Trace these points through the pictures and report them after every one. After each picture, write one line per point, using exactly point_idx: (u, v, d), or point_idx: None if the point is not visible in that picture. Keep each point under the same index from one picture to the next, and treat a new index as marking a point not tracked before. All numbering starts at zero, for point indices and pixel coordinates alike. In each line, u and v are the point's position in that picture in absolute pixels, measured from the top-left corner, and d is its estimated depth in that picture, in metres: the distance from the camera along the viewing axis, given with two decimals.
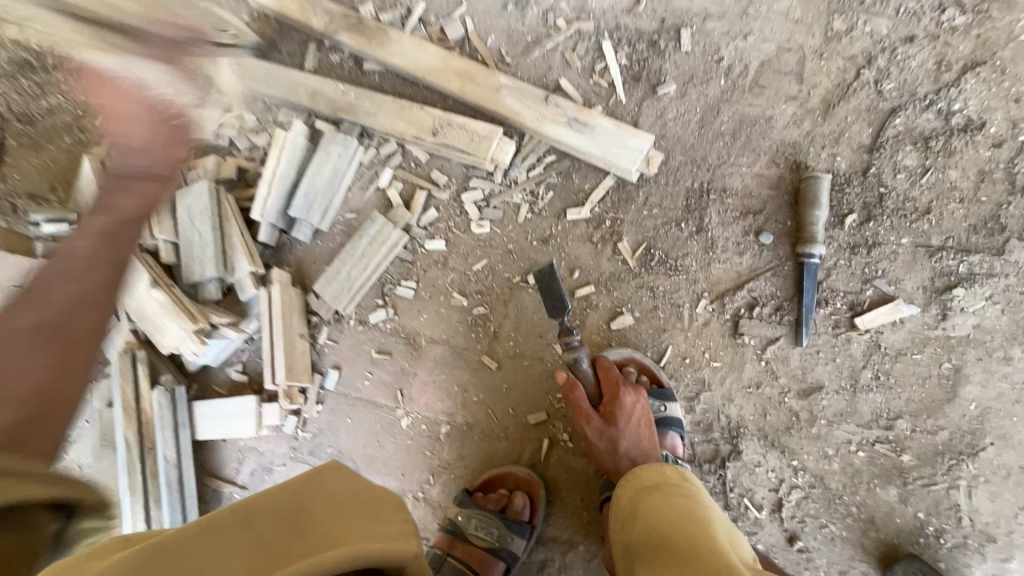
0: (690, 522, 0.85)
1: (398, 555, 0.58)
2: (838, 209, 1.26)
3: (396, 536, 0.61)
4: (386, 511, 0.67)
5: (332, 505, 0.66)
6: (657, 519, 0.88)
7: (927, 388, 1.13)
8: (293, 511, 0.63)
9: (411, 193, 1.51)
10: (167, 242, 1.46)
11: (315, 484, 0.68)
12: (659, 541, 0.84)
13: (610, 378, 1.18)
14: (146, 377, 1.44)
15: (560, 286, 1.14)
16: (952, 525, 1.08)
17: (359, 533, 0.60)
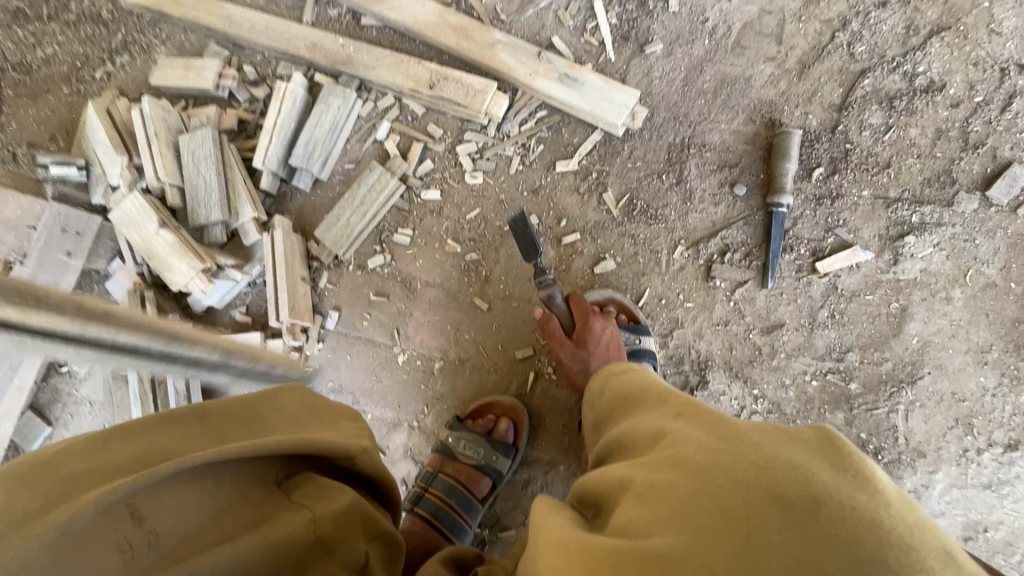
0: (647, 383, 0.85)
1: (355, 448, 0.73)
2: (807, 163, 1.35)
3: (353, 435, 0.76)
4: (342, 417, 0.80)
5: (299, 406, 0.77)
6: (617, 390, 0.89)
7: (877, 325, 1.25)
8: (263, 406, 0.73)
9: (407, 145, 1.57)
10: (173, 186, 1.52)
11: (280, 394, 0.78)
12: (621, 405, 0.85)
13: (581, 310, 1.28)
14: (156, 315, 1.53)
15: (533, 229, 1.19)
16: (889, 443, 1.20)
17: (322, 430, 0.73)
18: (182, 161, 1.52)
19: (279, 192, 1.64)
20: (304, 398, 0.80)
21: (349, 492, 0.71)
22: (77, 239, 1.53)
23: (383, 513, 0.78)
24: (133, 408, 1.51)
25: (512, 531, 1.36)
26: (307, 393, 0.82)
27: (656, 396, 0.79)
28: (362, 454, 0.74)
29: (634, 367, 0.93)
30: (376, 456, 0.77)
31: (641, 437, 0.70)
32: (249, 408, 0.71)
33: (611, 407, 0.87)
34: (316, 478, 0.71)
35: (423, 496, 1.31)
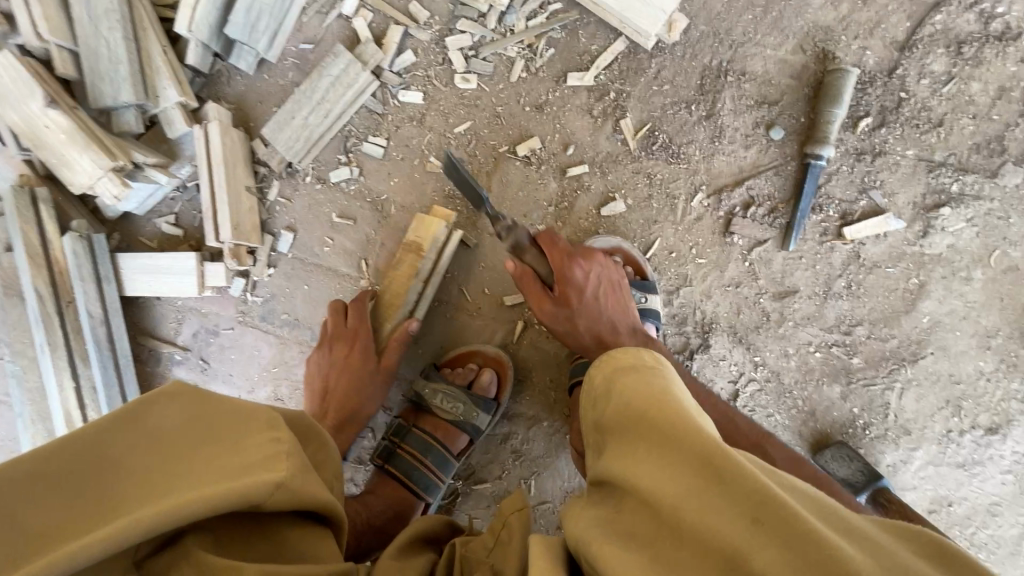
0: (677, 405, 0.56)
1: (246, 498, 0.52)
2: (854, 110, 1.18)
3: (249, 469, 0.54)
4: (248, 431, 0.59)
5: (173, 439, 0.56)
6: (632, 400, 0.59)
7: (891, 300, 1.19)
8: (117, 450, 0.53)
9: (384, 29, 1.26)
10: (62, 50, 1.14)
11: (155, 412, 0.57)
12: (634, 429, 0.56)
13: (558, 254, 1.08)
14: (55, 220, 1.22)
15: (463, 170, 1.01)
16: (878, 419, 1.20)
17: (197, 480, 0.52)
18: (74, 16, 1.13)
19: (211, 71, 1.29)
20: (186, 417, 0.58)
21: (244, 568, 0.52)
22: None
23: (318, 548, 0.61)
24: (34, 332, 1.24)
25: (487, 485, 1.29)
26: (193, 402, 0.60)
27: (695, 440, 0.50)
28: (263, 498, 0.54)
29: (653, 371, 0.65)
30: (288, 489, 0.56)
31: (690, 532, 0.46)
32: (86, 468, 0.51)
33: (621, 423, 0.59)
34: (195, 554, 0.52)
35: (395, 453, 1.19)
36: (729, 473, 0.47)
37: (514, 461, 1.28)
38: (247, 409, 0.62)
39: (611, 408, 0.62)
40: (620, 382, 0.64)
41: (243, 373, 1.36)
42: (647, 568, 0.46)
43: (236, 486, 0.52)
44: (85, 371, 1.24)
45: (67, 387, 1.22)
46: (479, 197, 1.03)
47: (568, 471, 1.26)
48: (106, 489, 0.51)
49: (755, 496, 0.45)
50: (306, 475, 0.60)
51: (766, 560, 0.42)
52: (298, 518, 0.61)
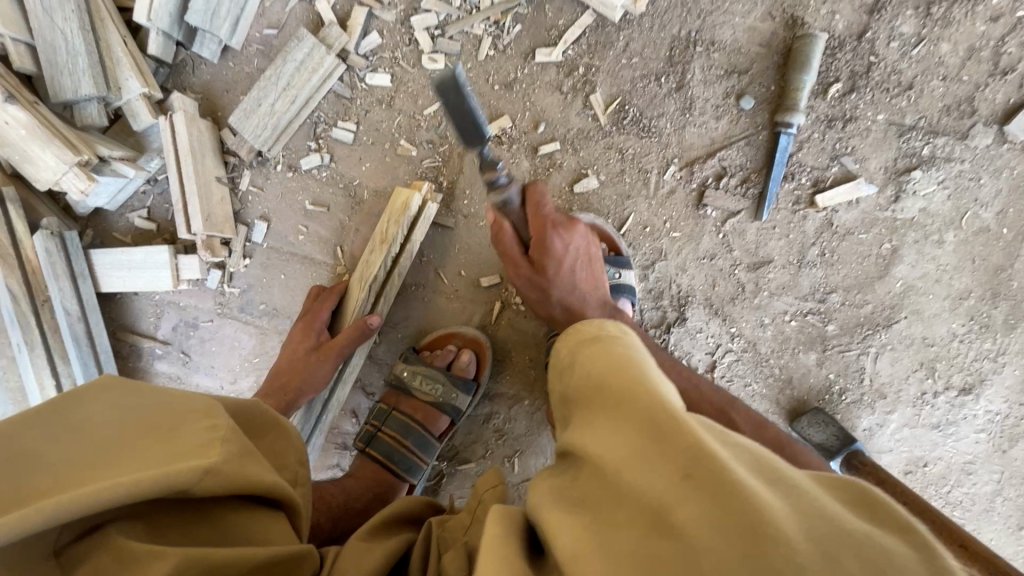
0: (633, 374, 0.55)
1: (173, 482, 0.53)
2: (824, 76, 1.17)
3: (181, 454, 0.55)
4: (187, 417, 0.60)
5: (104, 427, 0.57)
6: (593, 372, 0.59)
7: (865, 265, 1.19)
8: (41, 442, 0.54)
9: (348, 10, 1.24)
10: (17, 44, 1.12)
11: (89, 404, 0.59)
12: (593, 401, 0.56)
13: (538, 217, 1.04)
14: (24, 219, 1.21)
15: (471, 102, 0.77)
16: (854, 384, 1.22)
17: (123, 465, 0.53)
18: (27, 9, 1.12)
19: (175, 61, 1.27)
20: (120, 407, 0.60)
21: (169, 552, 0.53)
22: None
23: (262, 530, 0.62)
24: (12, 331, 1.24)
25: (472, 464, 1.31)
26: (129, 394, 0.62)
27: (639, 406, 0.50)
28: (193, 483, 0.55)
29: (613, 337, 0.65)
30: (221, 472, 0.57)
31: (627, 493, 0.46)
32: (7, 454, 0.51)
33: (583, 395, 0.58)
34: (117, 541, 0.52)
35: (375, 437, 1.20)
36: (665, 433, 0.47)
37: (497, 440, 1.29)
38: (186, 400, 0.63)
39: (574, 381, 0.62)
40: (580, 355, 0.64)
41: (225, 365, 1.37)
42: (584, 526, 0.47)
43: (163, 470, 0.53)
44: (65, 368, 1.24)
45: (48, 385, 1.23)
46: (479, 134, 0.81)
47: (551, 448, 1.28)
48: (29, 473, 0.51)
49: (688, 452, 0.45)
50: (244, 461, 0.60)
51: (689, 513, 0.42)
52: (243, 502, 0.62)
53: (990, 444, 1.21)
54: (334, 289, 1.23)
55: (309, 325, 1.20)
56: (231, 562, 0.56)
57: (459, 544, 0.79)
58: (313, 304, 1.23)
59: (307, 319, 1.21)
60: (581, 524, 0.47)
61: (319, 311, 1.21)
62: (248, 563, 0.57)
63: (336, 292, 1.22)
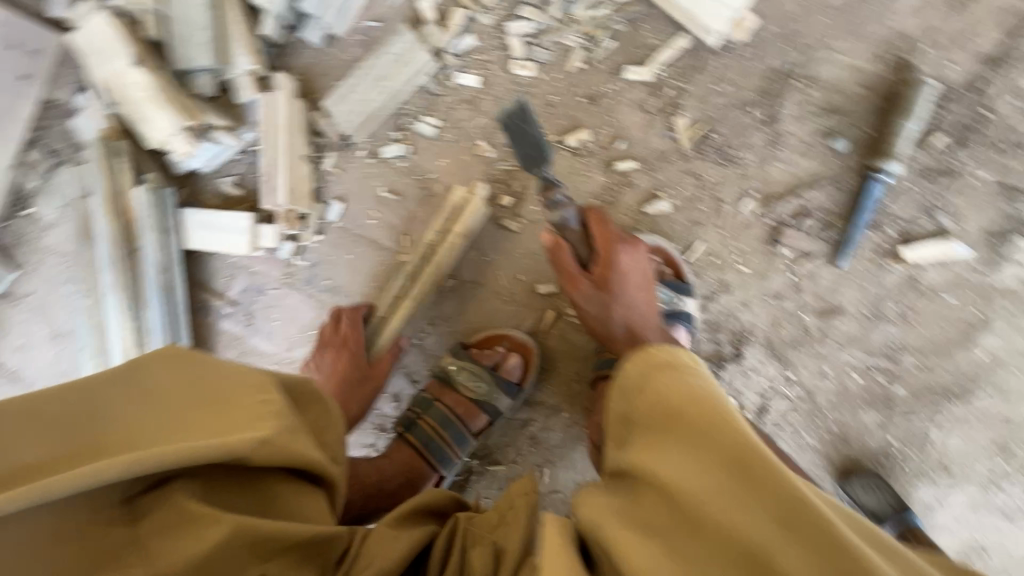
0: (715, 408, 0.60)
1: (227, 453, 0.57)
2: (928, 126, 1.11)
3: (237, 428, 0.60)
4: (241, 395, 0.64)
5: (164, 392, 0.61)
6: (671, 401, 0.64)
7: (946, 330, 1.12)
8: (108, 405, 0.58)
9: (448, 10, 1.28)
10: (151, 13, 1.22)
11: (151, 372, 0.62)
12: (671, 429, 0.61)
13: (602, 238, 1.06)
14: (130, 171, 1.32)
15: (538, 128, 0.98)
16: (917, 453, 1.14)
17: (185, 434, 0.58)
18: None
19: (284, 42, 1.35)
20: (185, 374, 0.64)
21: (223, 519, 0.57)
22: (35, 58, 1.34)
23: (301, 507, 0.65)
24: (103, 272, 1.35)
25: (502, 467, 1.31)
26: (192, 363, 0.66)
27: (727, 442, 0.56)
28: (246, 453, 0.59)
29: (683, 365, 0.70)
30: (272, 446, 0.61)
31: (717, 525, 0.52)
32: (75, 411, 0.56)
33: (658, 419, 0.64)
34: (178, 499, 0.57)
35: (415, 423, 1.23)
36: (756, 474, 0.53)
37: (530, 448, 1.29)
38: (240, 373, 0.67)
39: (646, 405, 0.66)
40: (651, 380, 0.69)
41: (283, 333, 1.43)
42: (670, 550, 0.53)
43: (222, 442, 0.57)
44: (144, 313, 1.34)
45: (127, 327, 1.33)
46: (541, 154, 1.00)
47: (583, 465, 1.27)
48: (96, 432, 0.56)
49: (778, 495, 0.52)
50: (292, 437, 0.64)
51: (782, 552, 0.49)
52: (288, 475, 0.66)
53: None
54: (349, 313, 1.29)
55: (340, 352, 1.28)
56: (275, 536, 0.59)
57: (485, 543, 0.81)
58: (337, 328, 1.29)
59: (337, 346, 1.29)
60: (667, 547, 0.54)
61: (344, 337, 1.29)
62: (289, 539, 0.60)
63: (353, 318, 1.30)
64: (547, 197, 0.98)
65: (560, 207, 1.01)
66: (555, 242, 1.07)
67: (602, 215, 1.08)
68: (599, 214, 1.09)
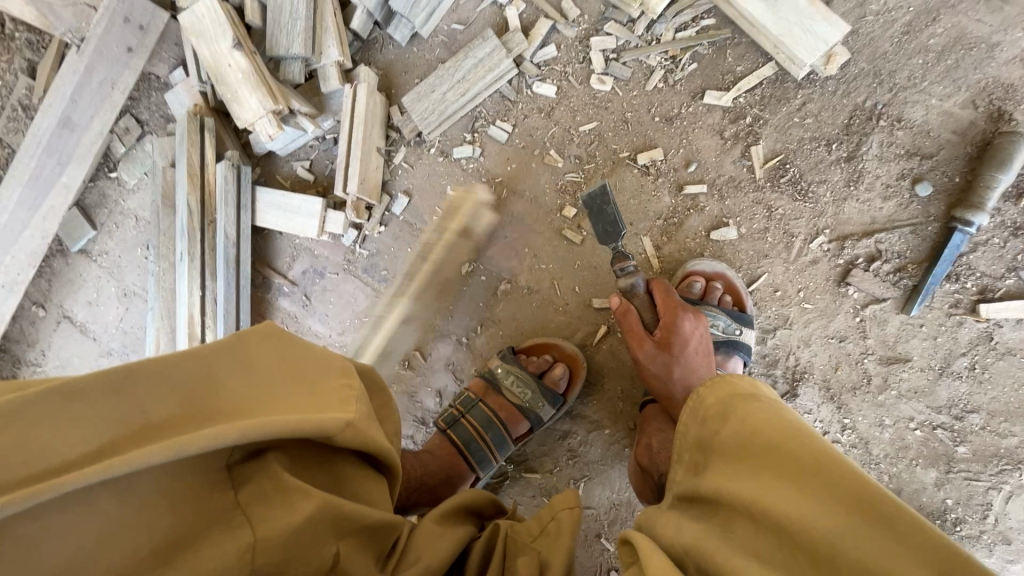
0: (814, 440, 0.61)
1: (323, 430, 0.61)
2: (1022, 180, 1.07)
3: (330, 408, 0.64)
4: (327, 380, 0.69)
5: (262, 366, 0.65)
6: (763, 429, 0.64)
7: (1020, 393, 1.07)
8: (215, 374, 0.61)
9: (533, 20, 1.30)
10: (254, 0, 1.29)
11: (249, 348, 0.66)
12: (768, 460, 0.61)
13: (666, 304, 1.11)
14: (214, 148, 1.39)
15: (616, 207, 1.07)
16: (974, 518, 1.09)
17: (286, 408, 0.61)
18: None
19: (368, 37, 1.40)
20: (278, 355, 0.68)
21: (314, 494, 0.60)
22: (140, 34, 1.39)
23: (366, 491, 0.68)
24: (178, 241, 1.41)
25: (537, 475, 1.32)
26: (281, 343, 0.69)
27: (836, 474, 0.56)
28: (336, 432, 0.62)
29: (763, 396, 0.71)
30: (357, 429, 0.65)
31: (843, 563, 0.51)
32: (188, 373, 0.59)
33: (749, 448, 0.64)
34: (276, 471, 0.60)
35: (458, 421, 1.24)
36: (880, 506, 0.52)
37: (568, 460, 1.29)
38: (322, 360, 0.71)
39: (733, 435, 0.67)
40: (734, 408, 0.70)
41: (338, 317, 1.48)
42: None
43: (322, 418, 0.61)
44: (212, 283, 1.40)
45: (195, 294, 1.39)
46: (615, 231, 1.08)
47: (619, 483, 1.27)
48: (205, 395, 0.59)
49: (908, 528, 0.50)
50: (370, 423, 0.68)
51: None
52: (356, 459, 0.70)
53: None
54: None
55: None
56: (355, 516, 0.63)
57: (528, 553, 0.82)
58: None
59: None
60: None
61: None
62: (363, 521, 0.64)
63: None
64: (617, 266, 1.07)
65: (629, 275, 1.08)
66: (620, 304, 1.13)
67: (664, 285, 1.14)
68: (660, 285, 1.15)
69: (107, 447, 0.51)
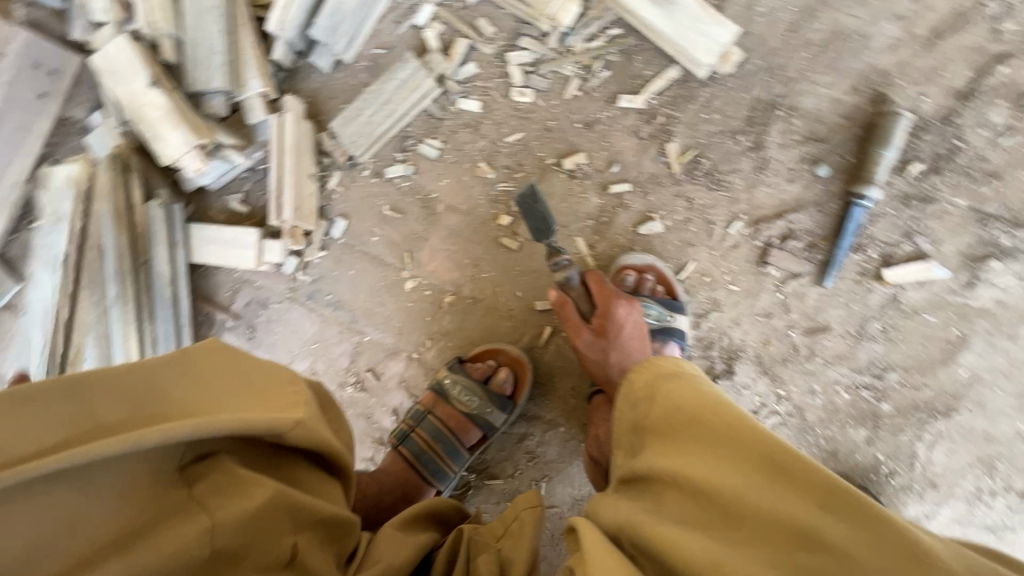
0: (729, 409, 0.67)
1: (275, 427, 0.64)
2: (905, 154, 1.18)
3: (281, 408, 0.67)
4: (277, 383, 0.71)
5: (208, 374, 0.66)
6: (685, 403, 0.70)
7: (928, 348, 1.16)
8: (167, 378, 0.62)
9: (451, 40, 1.35)
10: (168, 37, 1.28)
11: (200, 357, 0.67)
12: (689, 431, 0.66)
13: (602, 294, 1.16)
14: (141, 188, 1.37)
15: (544, 204, 1.10)
16: (904, 469, 1.17)
17: (238, 406, 0.64)
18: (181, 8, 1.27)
19: (293, 67, 1.42)
20: (228, 363, 0.69)
21: (267, 483, 0.64)
22: (52, 78, 1.37)
23: (320, 487, 0.72)
24: (108, 286, 1.35)
25: (499, 481, 1.32)
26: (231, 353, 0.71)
27: (748, 437, 0.61)
28: (286, 429, 0.66)
29: (683, 372, 0.77)
30: (307, 428, 0.68)
31: (755, 512, 0.55)
32: (131, 382, 0.59)
33: (673, 422, 0.69)
34: (229, 466, 0.63)
35: (409, 436, 1.25)
36: (787, 460, 0.57)
37: (527, 462, 1.31)
38: (272, 368, 0.73)
39: (659, 411, 0.72)
40: (659, 385, 0.75)
41: (285, 345, 1.45)
42: (717, 542, 0.55)
43: (273, 417, 0.64)
44: (149, 325, 1.37)
45: (131, 338, 1.35)
46: (546, 228, 1.12)
47: (579, 479, 1.29)
48: (149, 401, 0.59)
49: (812, 478, 0.56)
50: (320, 423, 0.71)
51: (832, 530, 0.52)
52: (307, 459, 0.73)
53: None
54: None
55: None
56: (309, 507, 0.67)
57: (489, 551, 0.83)
58: None
59: None
60: (711, 539, 0.56)
61: None
62: (317, 513, 0.68)
63: None
64: (552, 261, 1.10)
65: (563, 269, 1.12)
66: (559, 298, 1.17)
67: (599, 275, 1.18)
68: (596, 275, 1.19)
69: (57, 445, 0.53)
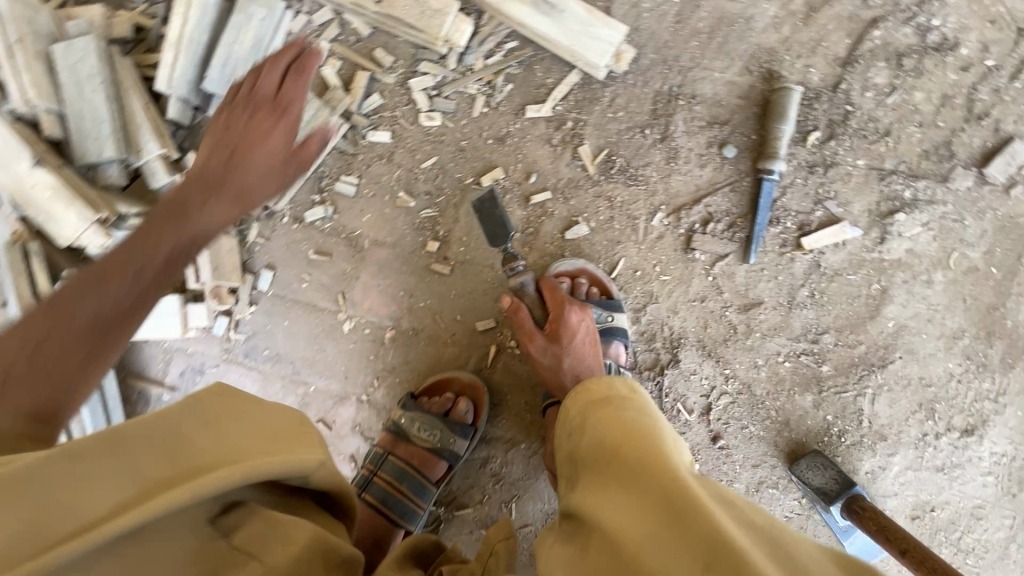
0: (640, 445, 0.69)
1: (305, 468, 0.62)
2: (803, 124, 1.22)
3: (305, 446, 0.65)
4: (295, 424, 0.68)
5: (228, 419, 0.63)
6: (604, 439, 0.73)
7: (855, 306, 1.20)
8: (194, 430, 0.59)
9: (351, 74, 1.33)
10: (49, 112, 1.22)
11: (216, 405, 0.64)
12: (602, 469, 0.69)
13: (555, 300, 1.16)
14: (45, 272, 1.29)
15: (502, 211, 1.13)
16: (853, 426, 1.20)
17: (272, 448, 0.61)
18: (58, 80, 1.22)
19: (192, 123, 1.36)
20: (245, 408, 0.66)
21: (305, 524, 0.62)
22: None
23: (337, 529, 0.70)
24: None
25: (469, 510, 1.30)
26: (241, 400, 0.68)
27: (643, 478, 0.62)
28: (315, 470, 0.64)
29: (620, 399, 0.81)
30: (330, 467, 0.67)
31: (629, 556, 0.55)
32: (162, 437, 0.56)
33: (595, 456, 0.73)
34: (264, 512, 0.61)
35: (371, 481, 1.22)
36: (670, 503, 0.58)
37: (494, 485, 1.29)
38: (282, 411, 0.70)
39: (587, 442, 0.76)
40: (590, 415, 0.80)
41: None
42: None
43: (303, 455, 0.63)
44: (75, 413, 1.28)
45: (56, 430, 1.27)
46: (503, 234, 1.16)
47: (548, 493, 1.27)
48: (187, 454, 0.56)
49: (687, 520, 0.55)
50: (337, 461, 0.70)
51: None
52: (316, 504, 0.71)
53: (999, 488, 1.19)
54: None
55: None
56: (340, 547, 0.65)
57: None
58: None
59: None
60: None
61: None
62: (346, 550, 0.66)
63: None
64: (508, 265, 1.12)
65: (518, 274, 1.14)
66: (513, 304, 1.15)
67: (553, 282, 1.20)
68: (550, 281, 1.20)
69: (117, 508, 0.49)
